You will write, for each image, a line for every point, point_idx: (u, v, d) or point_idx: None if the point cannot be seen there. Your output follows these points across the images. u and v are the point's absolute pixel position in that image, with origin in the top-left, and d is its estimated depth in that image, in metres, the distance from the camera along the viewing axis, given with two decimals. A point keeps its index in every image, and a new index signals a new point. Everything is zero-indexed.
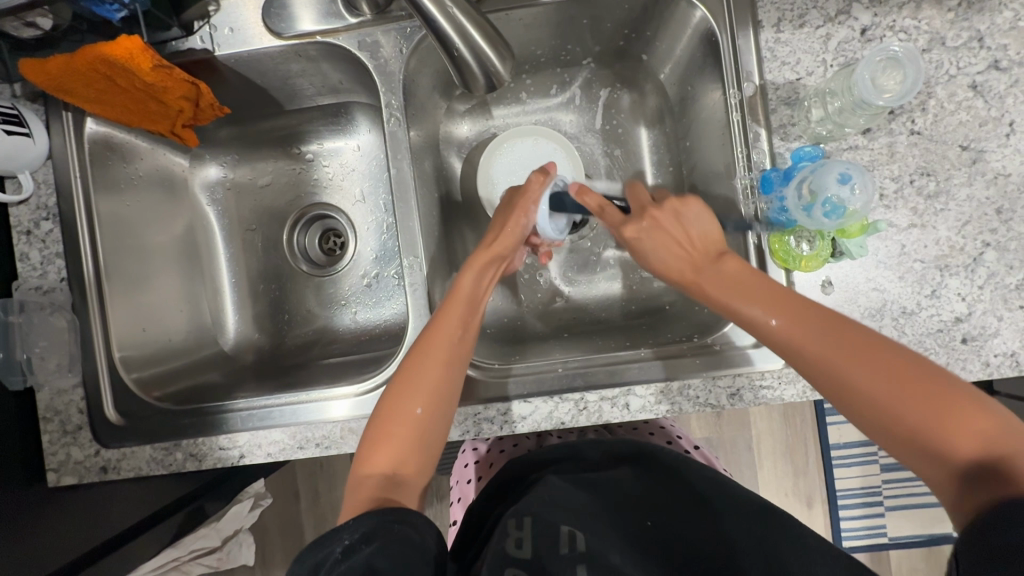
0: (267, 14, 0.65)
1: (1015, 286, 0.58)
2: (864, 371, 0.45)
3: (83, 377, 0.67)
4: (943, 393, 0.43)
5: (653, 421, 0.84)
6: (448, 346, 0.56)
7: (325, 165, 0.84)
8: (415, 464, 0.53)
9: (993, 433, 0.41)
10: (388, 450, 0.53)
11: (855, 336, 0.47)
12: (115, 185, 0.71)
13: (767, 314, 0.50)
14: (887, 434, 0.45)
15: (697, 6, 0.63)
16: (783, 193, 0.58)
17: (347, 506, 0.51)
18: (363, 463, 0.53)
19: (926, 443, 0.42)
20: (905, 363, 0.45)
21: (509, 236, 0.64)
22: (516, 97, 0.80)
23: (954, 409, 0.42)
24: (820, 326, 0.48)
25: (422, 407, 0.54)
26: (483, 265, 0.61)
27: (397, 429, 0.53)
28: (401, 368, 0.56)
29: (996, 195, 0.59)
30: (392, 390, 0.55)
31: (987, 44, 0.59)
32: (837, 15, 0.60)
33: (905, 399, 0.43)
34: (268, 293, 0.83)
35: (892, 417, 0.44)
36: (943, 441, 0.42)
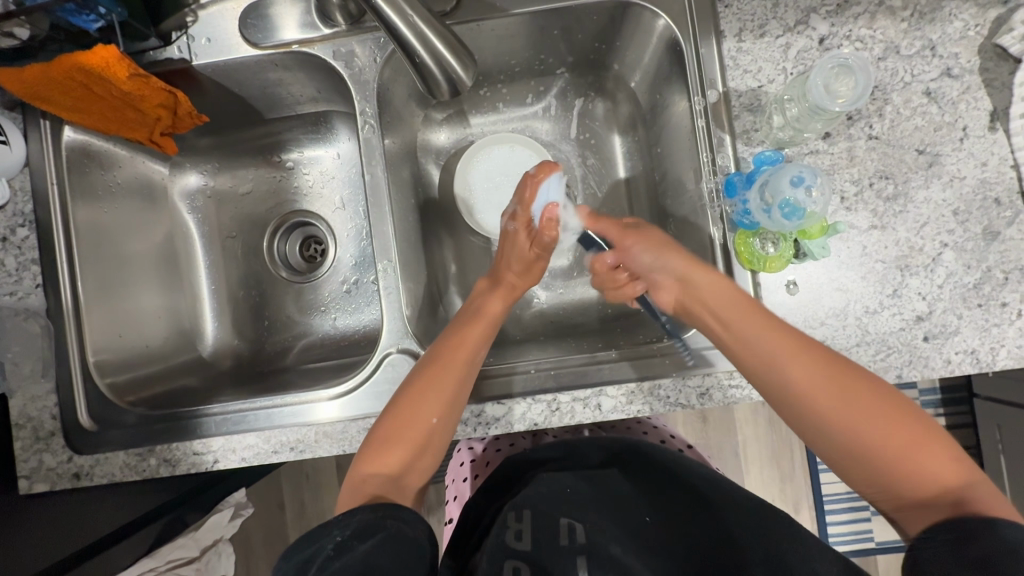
0: (244, 24, 0.66)
1: (973, 285, 0.60)
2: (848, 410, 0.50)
3: (57, 383, 0.67)
4: (911, 427, 0.49)
5: (645, 421, 0.84)
6: (466, 367, 0.59)
7: (305, 173, 0.86)
8: (417, 471, 0.57)
9: (953, 465, 0.48)
10: (398, 452, 0.56)
11: (845, 374, 0.52)
12: (93, 193, 0.72)
13: (753, 332, 0.55)
14: (866, 461, 0.50)
15: (662, 16, 0.65)
16: (745, 196, 0.59)
17: (346, 499, 0.54)
18: (369, 462, 0.55)
19: (891, 469, 0.49)
20: (882, 398, 0.51)
21: (530, 278, 0.70)
22: (492, 106, 0.82)
23: (920, 442, 0.48)
24: (804, 349, 0.53)
25: (437, 417, 0.57)
26: (511, 295, 0.68)
27: (413, 437, 0.56)
28: (421, 377, 0.58)
29: (952, 198, 0.61)
30: (409, 398, 0.57)
31: (940, 53, 0.62)
32: (796, 25, 0.62)
33: (872, 425, 0.49)
34: (248, 299, 0.84)
35: (869, 447, 0.49)
36: (904, 467, 0.48)
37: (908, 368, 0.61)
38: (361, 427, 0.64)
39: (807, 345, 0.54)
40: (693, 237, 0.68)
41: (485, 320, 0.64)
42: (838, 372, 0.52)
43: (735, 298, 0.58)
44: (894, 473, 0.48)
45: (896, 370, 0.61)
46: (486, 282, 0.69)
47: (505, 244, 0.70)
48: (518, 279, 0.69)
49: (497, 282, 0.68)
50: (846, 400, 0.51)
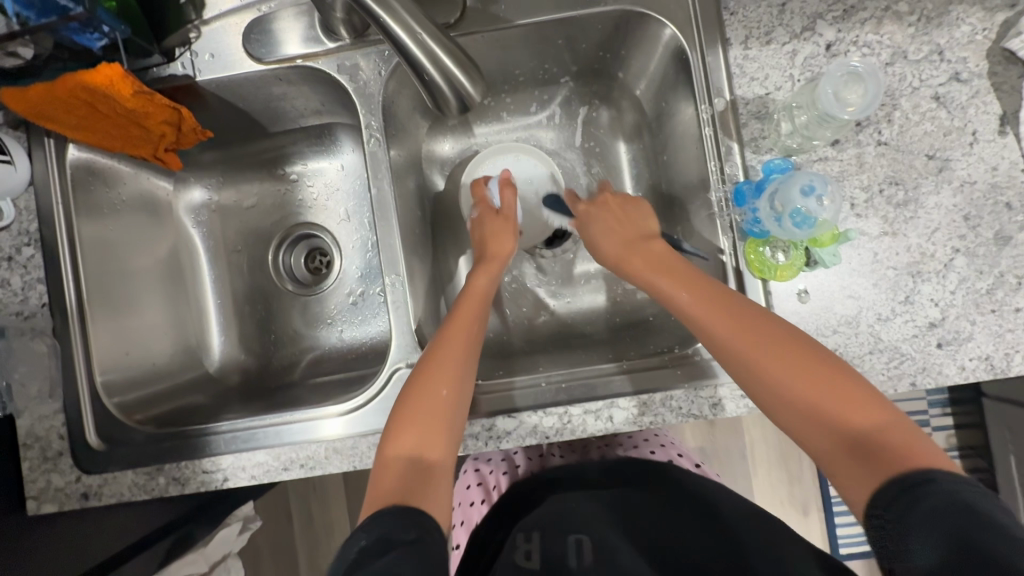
0: (248, 39, 0.66)
1: (986, 291, 0.60)
2: (778, 365, 0.50)
3: (64, 403, 0.66)
4: (841, 380, 0.49)
5: (654, 439, 0.82)
6: (469, 336, 0.60)
7: (309, 185, 0.86)
8: (440, 452, 0.54)
9: (882, 415, 0.47)
10: (415, 432, 0.54)
11: (774, 332, 0.52)
12: (97, 209, 0.71)
13: (682, 298, 0.56)
14: (798, 411, 0.49)
15: (667, 26, 0.65)
16: (755, 205, 0.59)
17: (372, 489, 0.52)
18: (392, 445, 0.54)
19: (825, 423, 0.48)
20: (810, 352, 0.50)
21: (506, 236, 0.69)
22: (496, 115, 0.81)
23: (850, 394, 0.48)
24: (732, 311, 0.54)
25: (448, 388, 0.56)
26: (495, 264, 0.67)
27: (426, 409, 0.54)
28: (427, 354, 0.58)
29: (963, 203, 0.61)
30: (418, 377, 0.57)
31: (948, 57, 0.61)
32: (803, 32, 0.62)
33: (803, 380, 0.49)
34: (254, 313, 0.83)
35: (802, 405, 0.49)
36: (836, 420, 0.47)
37: (922, 375, 0.60)
38: (371, 443, 0.63)
39: (740, 308, 0.54)
40: (701, 245, 0.68)
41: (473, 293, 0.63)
42: (772, 332, 0.52)
43: (674, 269, 0.60)
44: (828, 428, 0.48)
45: (910, 377, 0.60)
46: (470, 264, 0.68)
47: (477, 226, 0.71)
48: (500, 241, 0.68)
49: (484, 258, 0.67)
50: (775, 356, 0.50)
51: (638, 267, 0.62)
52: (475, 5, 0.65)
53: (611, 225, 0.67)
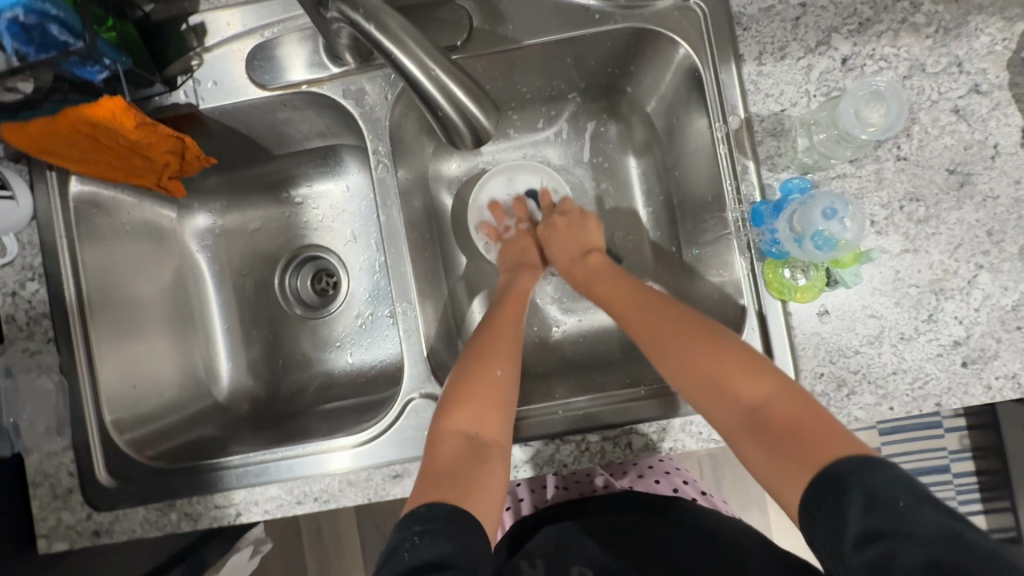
0: (251, 65, 0.64)
1: (1011, 307, 0.59)
2: (681, 353, 0.58)
3: (72, 440, 0.65)
4: (737, 357, 0.55)
5: (658, 466, 0.84)
6: (515, 328, 0.65)
7: (314, 207, 0.85)
8: (496, 428, 0.56)
9: (771, 385, 0.53)
10: (472, 408, 0.56)
11: (680, 324, 0.60)
12: (102, 239, 0.70)
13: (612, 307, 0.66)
14: (718, 403, 0.55)
15: (680, 43, 0.63)
16: (774, 225, 0.57)
17: (430, 462, 0.55)
18: (449, 420, 0.56)
19: (728, 400, 0.54)
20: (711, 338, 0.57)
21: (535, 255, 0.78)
22: (503, 133, 0.80)
23: (744, 370, 0.54)
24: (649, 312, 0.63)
25: (501, 368, 0.60)
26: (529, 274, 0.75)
27: (484, 388, 0.57)
28: (479, 342, 0.63)
29: (986, 218, 0.59)
30: (470, 361, 0.60)
31: (967, 69, 0.60)
32: (818, 46, 0.61)
33: (704, 365, 0.56)
34: (261, 337, 0.82)
35: (705, 385, 0.56)
36: (734, 395, 0.54)
37: (948, 395, 0.59)
38: (386, 475, 0.62)
39: (675, 316, 0.61)
40: (716, 264, 0.67)
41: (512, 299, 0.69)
42: (678, 326, 0.60)
43: (617, 283, 0.68)
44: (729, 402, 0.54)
45: (935, 398, 0.59)
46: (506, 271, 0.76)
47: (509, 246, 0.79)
48: (531, 260, 0.78)
49: (519, 267, 0.76)
50: (680, 346, 0.58)
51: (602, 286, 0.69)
52: (481, 25, 0.64)
53: (561, 240, 0.76)
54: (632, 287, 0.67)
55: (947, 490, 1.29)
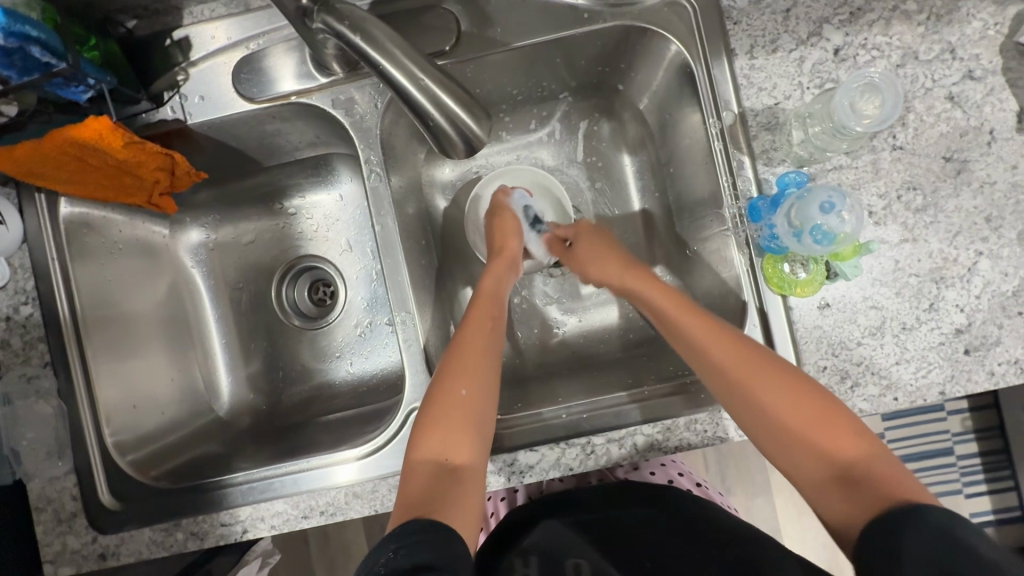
0: (237, 79, 0.63)
1: (1012, 293, 0.59)
2: (768, 390, 0.52)
3: (74, 464, 0.64)
4: (825, 404, 0.51)
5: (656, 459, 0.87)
6: (488, 336, 0.61)
7: (308, 217, 0.84)
8: (465, 452, 0.53)
9: (862, 440, 0.50)
10: (439, 434, 0.54)
11: (765, 357, 0.54)
12: (94, 258, 0.70)
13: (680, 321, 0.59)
14: (804, 454, 0.51)
15: (670, 40, 0.63)
16: (772, 220, 0.57)
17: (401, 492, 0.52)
18: (418, 448, 0.54)
19: (814, 446, 0.50)
20: (797, 378, 0.53)
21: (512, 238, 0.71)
22: (496, 136, 0.80)
23: (834, 419, 0.51)
24: (726, 336, 0.56)
25: (467, 388, 0.56)
26: (502, 268, 0.68)
27: (449, 411, 0.54)
28: (445, 359, 0.59)
29: (984, 204, 0.59)
30: (437, 380, 0.57)
31: (960, 55, 0.59)
32: (809, 37, 0.60)
33: (794, 407, 0.51)
34: (260, 350, 0.82)
35: (791, 427, 0.51)
36: (824, 443, 0.50)
37: (951, 383, 0.59)
38: (391, 485, 0.62)
39: (762, 353, 0.55)
40: (715, 260, 0.66)
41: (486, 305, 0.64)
42: (762, 358, 0.54)
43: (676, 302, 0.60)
44: (817, 449, 0.50)
45: (939, 386, 0.59)
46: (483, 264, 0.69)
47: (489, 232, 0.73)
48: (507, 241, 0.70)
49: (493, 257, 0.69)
50: (767, 381, 0.53)
51: (666, 304, 0.61)
52: (469, 28, 0.63)
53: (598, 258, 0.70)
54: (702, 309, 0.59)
55: (952, 473, 1.29)
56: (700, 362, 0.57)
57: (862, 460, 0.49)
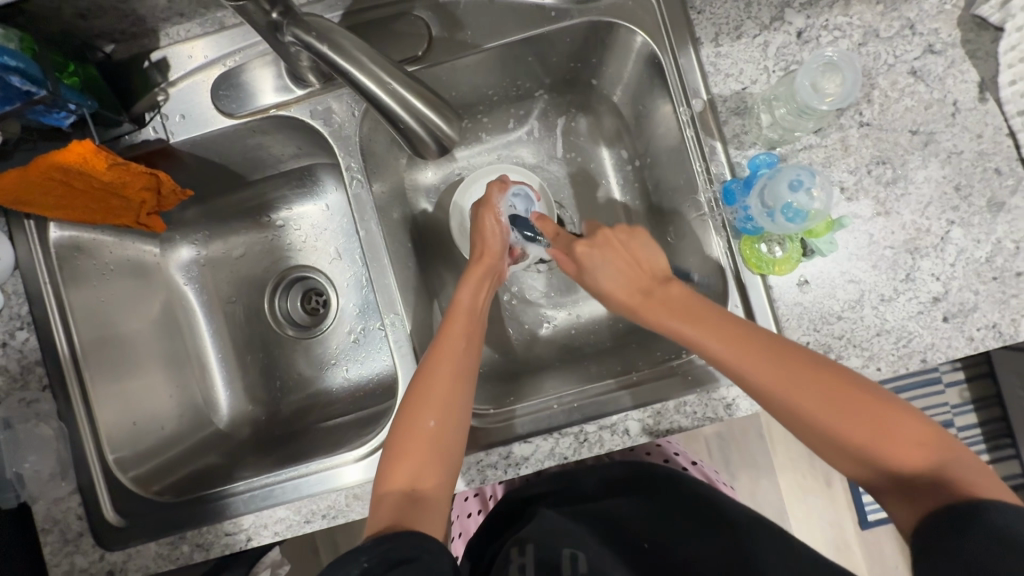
0: (216, 94, 0.65)
1: (986, 259, 0.60)
2: (803, 396, 0.49)
3: (78, 483, 0.65)
4: (868, 401, 0.47)
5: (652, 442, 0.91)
6: (460, 359, 0.59)
7: (296, 229, 0.85)
8: (433, 482, 0.54)
9: (917, 438, 0.46)
10: (407, 465, 0.54)
11: (796, 358, 0.50)
12: (86, 280, 0.71)
13: (695, 331, 0.54)
14: (848, 458, 0.48)
15: (636, 32, 0.64)
16: (745, 202, 0.58)
17: (369, 523, 0.52)
18: (385, 479, 0.54)
19: (865, 451, 0.46)
20: (836, 377, 0.49)
21: (493, 243, 0.69)
22: (476, 137, 0.81)
23: (883, 417, 0.46)
24: (749, 341, 0.52)
25: (436, 419, 0.55)
26: (478, 277, 0.66)
27: (416, 446, 0.55)
28: (413, 386, 0.57)
29: (952, 173, 0.60)
30: (406, 409, 0.57)
31: (920, 31, 0.61)
32: (772, 22, 0.62)
33: (834, 410, 0.47)
34: (257, 362, 0.83)
35: (838, 432, 0.47)
36: (874, 447, 0.46)
37: (932, 351, 0.60)
38: None
39: (794, 352, 0.51)
40: (695, 245, 0.68)
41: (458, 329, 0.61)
42: (792, 359, 0.50)
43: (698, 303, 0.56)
44: (869, 455, 0.46)
45: (921, 354, 0.60)
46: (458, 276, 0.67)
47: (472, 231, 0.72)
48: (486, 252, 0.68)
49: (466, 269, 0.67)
50: (803, 386, 0.49)
51: (679, 304, 0.57)
52: (440, 33, 0.64)
53: (617, 267, 0.62)
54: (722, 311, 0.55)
55: None
56: (730, 374, 0.53)
57: (920, 461, 0.45)
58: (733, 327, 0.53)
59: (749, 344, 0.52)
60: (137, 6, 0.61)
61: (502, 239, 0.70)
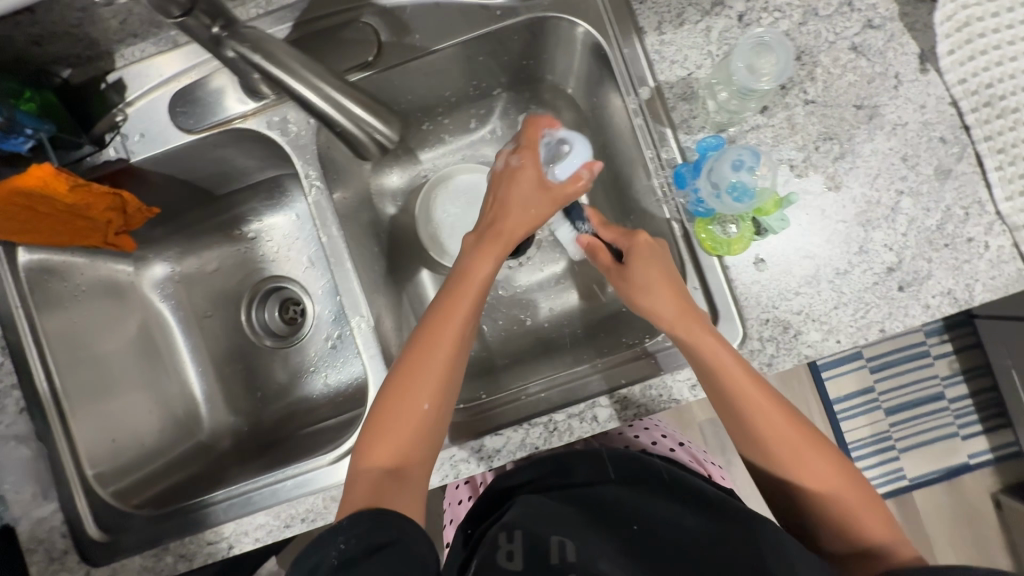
0: (173, 112, 0.66)
1: (936, 227, 0.61)
2: (811, 465, 0.55)
3: (60, 502, 0.66)
4: (854, 483, 0.55)
5: (640, 425, 0.93)
6: (458, 343, 0.57)
7: (268, 240, 0.87)
8: (416, 460, 0.55)
9: (884, 519, 0.55)
10: (392, 442, 0.54)
11: (807, 432, 0.56)
12: (59, 302, 0.72)
13: (732, 385, 0.56)
14: (833, 528, 0.55)
15: (578, 23, 0.65)
16: (695, 184, 0.59)
17: (348, 496, 0.53)
18: (368, 455, 0.54)
19: (842, 524, 0.54)
20: (833, 456, 0.56)
21: (528, 221, 0.62)
22: (439, 138, 0.82)
23: (862, 496, 0.55)
24: (777, 410, 0.56)
25: (429, 403, 0.55)
26: (498, 254, 0.61)
27: (405, 424, 0.55)
28: (411, 361, 0.56)
29: (899, 145, 0.61)
30: (402, 383, 0.56)
31: (858, 7, 0.62)
32: (713, 7, 0.63)
33: (831, 485, 0.55)
34: (237, 374, 0.84)
35: (826, 503, 0.55)
36: (851, 520, 0.54)
37: (890, 320, 0.61)
38: None
39: (806, 426, 0.57)
40: (654, 232, 0.69)
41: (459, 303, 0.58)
42: (803, 432, 0.56)
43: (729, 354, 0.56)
44: (845, 526, 0.54)
45: (879, 325, 0.61)
46: (474, 238, 0.62)
47: (507, 183, 0.63)
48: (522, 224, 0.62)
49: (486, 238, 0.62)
50: (810, 457, 0.55)
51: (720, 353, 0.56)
52: (389, 38, 0.65)
53: (659, 276, 0.60)
54: (755, 372, 0.58)
55: (946, 416, 1.31)
56: (751, 433, 0.57)
57: (882, 538, 0.54)
58: (763, 389, 0.56)
59: (773, 411, 0.56)
60: (89, 29, 0.62)
61: (545, 217, 0.62)
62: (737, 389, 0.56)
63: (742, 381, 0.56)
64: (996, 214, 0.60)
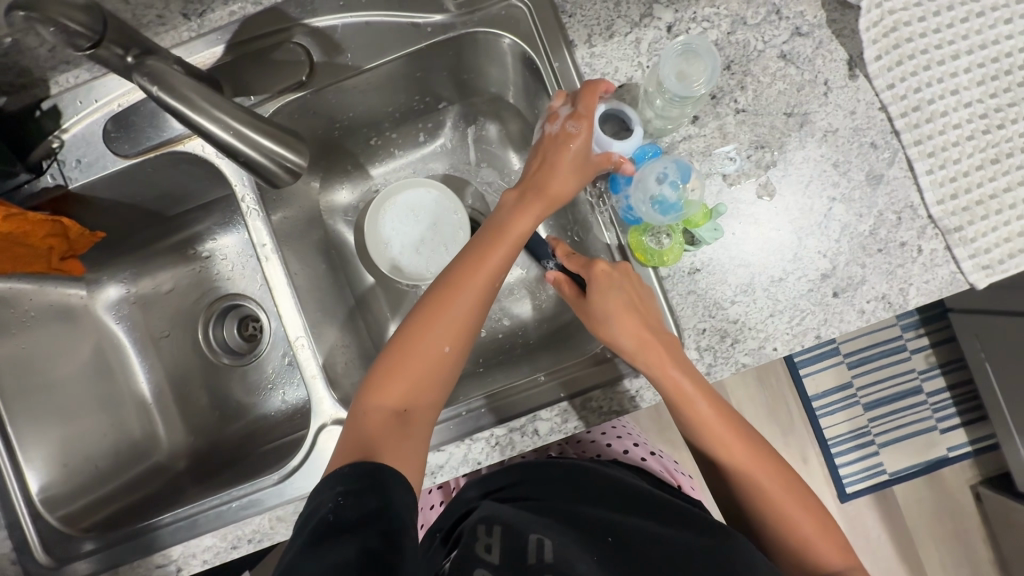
0: (108, 135, 0.65)
1: (869, 232, 0.61)
2: (771, 489, 0.58)
3: (9, 527, 0.66)
4: (811, 511, 0.58)
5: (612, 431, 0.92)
6: (484, 292, 0.59)
7: (224, 259, 0.87)
8: (426, 405, 0.57)
9: (841, 548, 0.57)
10: (403, 383, 0.56)
11: (766, 459, 0.59)
12: (5, 330, 0.71)
13: (700, 404, 0.58)
14: (795, 555, 0.56)
15: (505, 35, 0.65)
16: (627, 194, 0.60)
17: (352, 432, 0.55)
18: (380, 393, 0.56)
19: (802, 552, 0.56)
20: (792, 484, 0.59)
21: (563, 183, 0.61)
22: (388, 153, 0.82)
23: (820, 524, 0.57)
24: (736, 436, 0.59)
25: (450, 346, 0.58)
26: (533, 209, 0.61)
27: (426, 364, 0.57)
28: (437, 305, 0.58)
29: (830, 151, 0.62)
30: (425, 326, 0.58)
31: (786, 15, 0.63)
32: (642, 18, 0.63)
33: (789, 512, 0.57)
34: (194, 393, 0.84)
35: (787, 529, 0.57)
36: (812, 548, 0.56)
37: (826, 326, 0.61)
38: None
39: (767, 454, 0.60)
40: (594, 242, 0.70)
41: (486, 260, 0.60)
42: (762, 459, 0.59)
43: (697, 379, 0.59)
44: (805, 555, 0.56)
45: (815, 331, 0.61)
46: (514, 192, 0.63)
47: (558, 147, 0.61)
48: (558, 183, 0.61)
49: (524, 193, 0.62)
50: (770, 482, 0.58)
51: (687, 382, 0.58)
52: (322, 59, 0.66)
53: (618, 310, 0.59)
54: (721, 400, 0.60)
55: (924, 410, 1.31)
56: (717, 456, 0.60)
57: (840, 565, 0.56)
58: (722, 418, 0.60)
59: (733, 436, 0.59)
60: (18, 58, 0.62)
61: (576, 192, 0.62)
62: (697, 419, 0.59)
63: (700, 409, 0.58)
64: (928, 217, 0.60)
